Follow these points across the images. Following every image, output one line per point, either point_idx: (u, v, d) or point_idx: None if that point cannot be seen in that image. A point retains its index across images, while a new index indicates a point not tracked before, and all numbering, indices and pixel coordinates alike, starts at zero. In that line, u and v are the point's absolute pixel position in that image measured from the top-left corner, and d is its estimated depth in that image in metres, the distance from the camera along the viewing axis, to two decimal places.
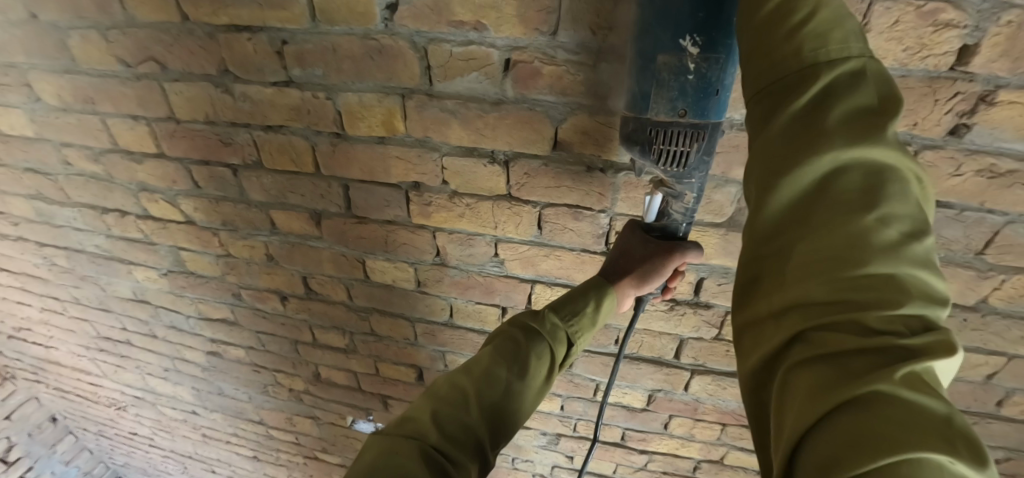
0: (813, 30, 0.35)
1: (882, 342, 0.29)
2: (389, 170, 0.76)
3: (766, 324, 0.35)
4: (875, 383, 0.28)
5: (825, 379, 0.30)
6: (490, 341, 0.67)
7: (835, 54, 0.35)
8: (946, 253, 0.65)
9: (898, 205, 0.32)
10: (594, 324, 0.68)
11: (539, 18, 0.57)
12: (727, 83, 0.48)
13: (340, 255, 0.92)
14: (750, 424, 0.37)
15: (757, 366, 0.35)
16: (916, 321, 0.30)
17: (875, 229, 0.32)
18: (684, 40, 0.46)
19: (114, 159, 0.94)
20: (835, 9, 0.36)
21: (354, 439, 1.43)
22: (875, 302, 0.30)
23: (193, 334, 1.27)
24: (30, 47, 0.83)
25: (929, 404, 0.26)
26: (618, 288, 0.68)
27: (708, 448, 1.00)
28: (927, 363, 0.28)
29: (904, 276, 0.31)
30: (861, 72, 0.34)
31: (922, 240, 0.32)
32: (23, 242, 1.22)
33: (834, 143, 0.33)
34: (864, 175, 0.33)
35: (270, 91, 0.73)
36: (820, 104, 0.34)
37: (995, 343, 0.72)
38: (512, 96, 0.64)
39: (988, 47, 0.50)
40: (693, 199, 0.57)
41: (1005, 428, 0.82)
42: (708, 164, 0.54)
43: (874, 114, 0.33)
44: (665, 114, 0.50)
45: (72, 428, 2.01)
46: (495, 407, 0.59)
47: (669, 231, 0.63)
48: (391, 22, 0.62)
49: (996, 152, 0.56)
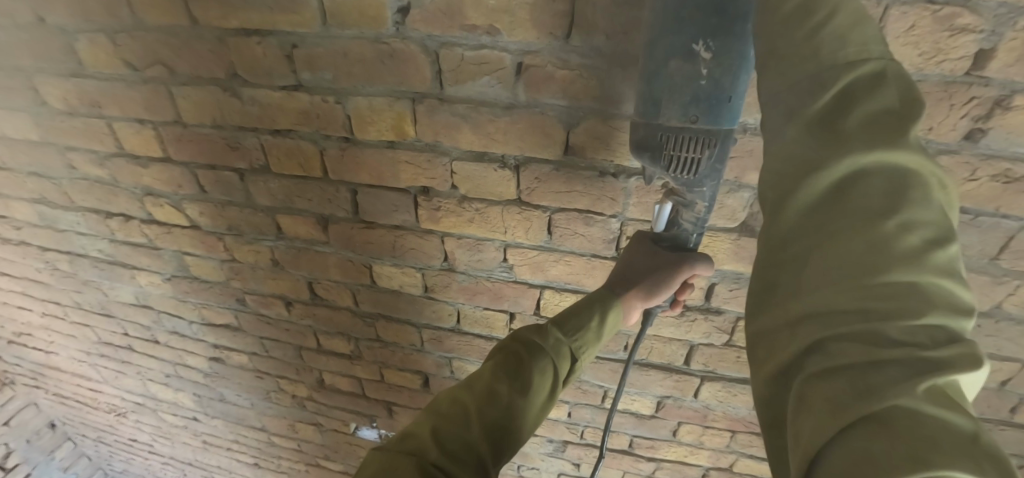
0: (835, 31, 0.34)
1: (903, 354, 0.27)
2: (398, 174, 0.76)
3: (780, 334, 0.33)
4: (897, 398, 0.26)
5: (842, 391, 0.28)
6: (494, 355, 0.67)
7: (854, 57, 0.33)
8: (960, 259, 0.65)
9: (920, 209, 0.30)
10: (599, 339, 0.67)
11: (553, 22, 0.57)
12: (740, 90, 0.48)
13: (347, 260, 0.91)
14: (764, 436, 0.35)
15: (771, 375, 0.33)
16: (939, 332, 0.28)
17: (896, 235, 0.30)
18: (698, 46, 0.46)
19: (119, 164, 0.93)
20: (856, 11, 0.35)
21: (357, 447, 1.41)
22: (896, 312, 0.28)
23: (195, 339, 1.26)
24: (37, 51, 0.82)
25: (952, 420, 0.25)
26: (624, 300, 0.67)
27: (717, 455, 0.99)
28: (950, 378, 0.26)
29: (928, 285, 0.29)
30: (881, 75, 0.33)
31: (946, 248, 0.30)
32: (25, 247, 1.21)
33: (852, 147, 0.31)
34: (884, 179, 0.31)
35: (279, 95, 0.73)
36: (836, 108, 0.33)
37: (1009, 349, 0.71)
38: (524, 101, 0.63)
39: (1005, 51, 0.50)
40: (704, 208, 0.57)
41: (1018, 435, 0.81)
42: (720, 172, 0.53)
43: (894, 117, 0.32)
44: (677, 119, 0.49)
45: (71, 435, 1.99)
46: (496, 422, 0.58)
47: (679, 241, 0.62)
48: (403, 25, 0.62)
49: (1012, 157, 0.56)
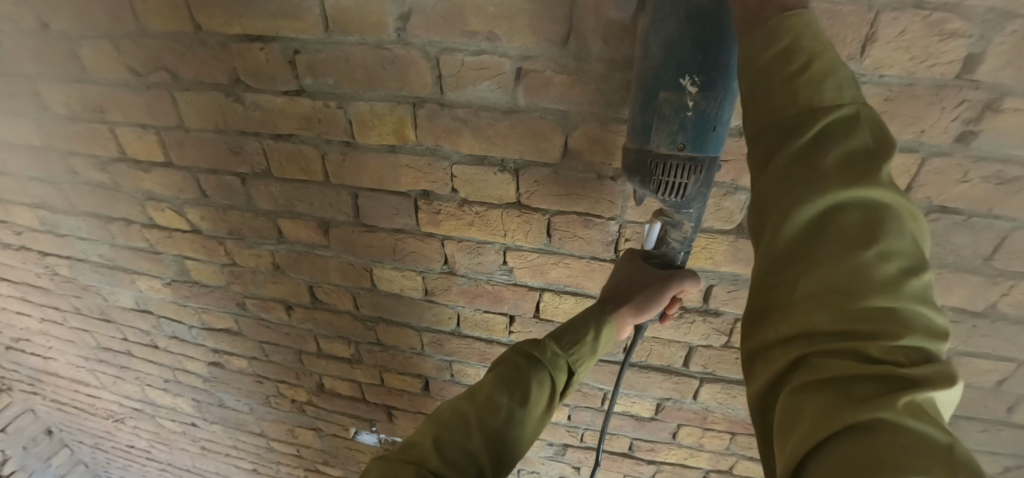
0: (809, 79, 0.36)
1: (885, 370, 0.30)
2: (399, 178, 0.77)
3: (774, 351, 0.35)
4: (880, 410, 0.28)
5: (830, 403, 0.30)
6: (494, 366, 0.67)
7: (829, 101, 0.36)
8: (954, 259, 0.66)
9: (896, 240, 0.33)
10: (594, 354, 0.67)
11: (552, 28, 0.58)
12: (725, 120, 0.49)
13: (348, 264, 0.92)
14: (760, 449, 0.37)
15: (764, 388, 0.36)
16: (915, 352, 0.31)
17: (875, 264, 0.32)
18: (685, 80, 0.47)
19: (121, 169, 0.94)
20: (830, 57, 0.37)
21: (357, 452, 1.41)
22: (877, 333, 0.31)
23: (195, 344, 1.26)
24: (40, 57, 0.83)
25: (930, 432, 0.27)
26: (618, 316, 0.66)
27: (716, 458, 1.00)
28: (927, 394, 0.29)
29: (905, 309, 0.32)
30: (856, 117, 0.35)
31: (920, 275, 0.32)
32: (25, 252, 1.21)
33: (831, 184, 0.34)
34: (863, 211, 0.33)
35: (281, 100, 0.74)
36: (816, 147, 0.35)
37: (1004, 349, 0.72)
38: (523, 105, 0.64)
39: (994, 56, 0.51)
40: (691, 228, 0.60)
41: (1015, 435, 0.82)
42: (707, 195, 0.55)
43: (871, 156, 0.34)
44: (665, 146, 0.51)
45: (67, 441, 1.97)
46: (495, 434, 0.59)
47: (667, 258, 0.65)
48: (403, 32, 0.63)
49: (1004, 159, 0.57)
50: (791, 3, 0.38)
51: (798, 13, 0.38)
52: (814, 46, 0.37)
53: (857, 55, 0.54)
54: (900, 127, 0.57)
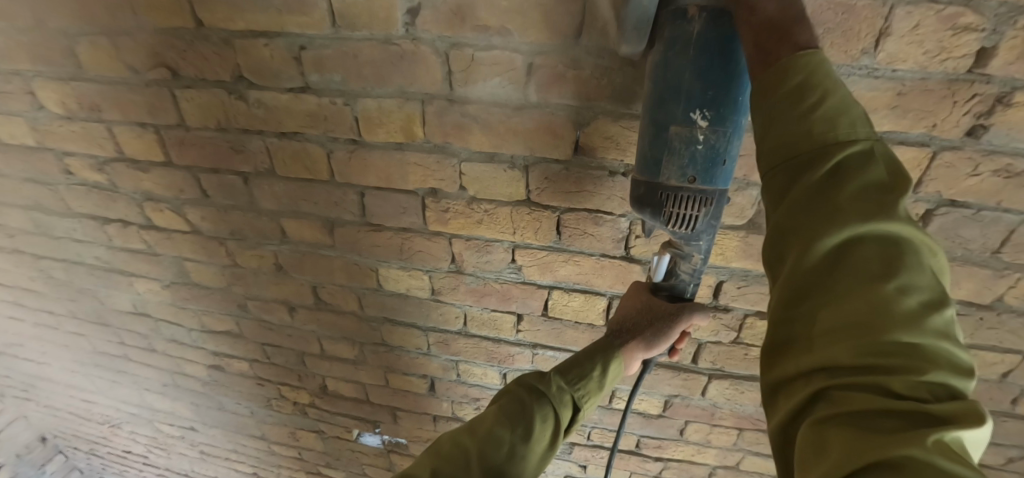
0: (823, 114, 0.37)
1: (907, 405, 0.30)
2: (406, 176, 0.76)
3: (794, 383, 0.36)
4: (906, 449, 0.28)
5: (853, 438, 0.30)
6: (498, 399, 0.68)
7: (844, 137, 0.37)
8: (963, 253, 0.66)
9: (915, 275, 0.33)
10: (600, 389, 0.67)
11: (564, 23, 0.57)
12: (733, 153, 0.49)
13: (352, 263, 0.91)
14: None
15: (785, 420, 0.35)
16: (939, 389, 0.31)
17: (896, 298, 0.32)
18: (695, 114, 0.47)
19: (118, 168, 0.92)
20: (843, 93, 0.38)
21: (360, 454, 1.40)
22: (901, 368, 0.31)
23: (194, 347, 1.24)
24: (34, 54, 0.81)
25: (959, 472, 0.26)
26: (626, 352, 0.67)
27: (724, 454, 1.00)
28: (956, 435, 0.28)
29: (928, 344, 0.32)
30: (871, 153, 0.36)
31: (942, 311, 0.33)
32: (19, 255, 1.18)
33: (848, 218, 0.34)
34: (880, 245, 0.34)
35: (285, 98, 0.73)
36: (831, 182, 0.36)
37: (1010, 341, 0.73)
38: (534, 101, 0.64)
39: (1006, 50, 0.51)
40: (700, 260, 0.59)
41: (1019, 426, 0.83)
42: (716, 227, 0.54)
43: (887, 192, 0.35)
44: (676, 179, 0.50)
45: (61, 448, 1.94)
46: (494, 471, 0.60)
47: (677, 290, 0.64)
48: (413, 27, 0.62)
49: (1012, 152, 0.57)
50: (804, 43, 0.39)
51: (809, 53, 0.39)
52: (827, 82, 0.38)
53: (870, 50, 0.54)
54: (912, 121, 0.57)
